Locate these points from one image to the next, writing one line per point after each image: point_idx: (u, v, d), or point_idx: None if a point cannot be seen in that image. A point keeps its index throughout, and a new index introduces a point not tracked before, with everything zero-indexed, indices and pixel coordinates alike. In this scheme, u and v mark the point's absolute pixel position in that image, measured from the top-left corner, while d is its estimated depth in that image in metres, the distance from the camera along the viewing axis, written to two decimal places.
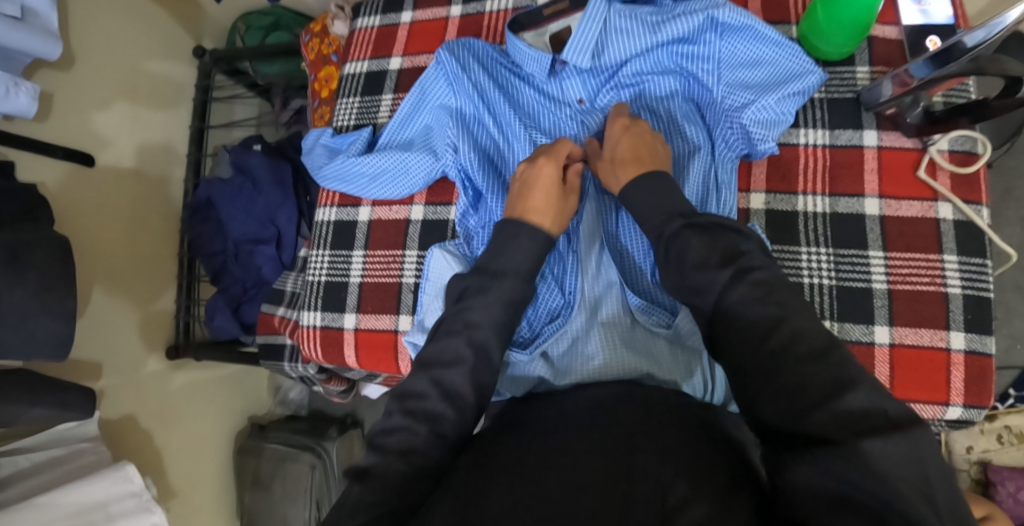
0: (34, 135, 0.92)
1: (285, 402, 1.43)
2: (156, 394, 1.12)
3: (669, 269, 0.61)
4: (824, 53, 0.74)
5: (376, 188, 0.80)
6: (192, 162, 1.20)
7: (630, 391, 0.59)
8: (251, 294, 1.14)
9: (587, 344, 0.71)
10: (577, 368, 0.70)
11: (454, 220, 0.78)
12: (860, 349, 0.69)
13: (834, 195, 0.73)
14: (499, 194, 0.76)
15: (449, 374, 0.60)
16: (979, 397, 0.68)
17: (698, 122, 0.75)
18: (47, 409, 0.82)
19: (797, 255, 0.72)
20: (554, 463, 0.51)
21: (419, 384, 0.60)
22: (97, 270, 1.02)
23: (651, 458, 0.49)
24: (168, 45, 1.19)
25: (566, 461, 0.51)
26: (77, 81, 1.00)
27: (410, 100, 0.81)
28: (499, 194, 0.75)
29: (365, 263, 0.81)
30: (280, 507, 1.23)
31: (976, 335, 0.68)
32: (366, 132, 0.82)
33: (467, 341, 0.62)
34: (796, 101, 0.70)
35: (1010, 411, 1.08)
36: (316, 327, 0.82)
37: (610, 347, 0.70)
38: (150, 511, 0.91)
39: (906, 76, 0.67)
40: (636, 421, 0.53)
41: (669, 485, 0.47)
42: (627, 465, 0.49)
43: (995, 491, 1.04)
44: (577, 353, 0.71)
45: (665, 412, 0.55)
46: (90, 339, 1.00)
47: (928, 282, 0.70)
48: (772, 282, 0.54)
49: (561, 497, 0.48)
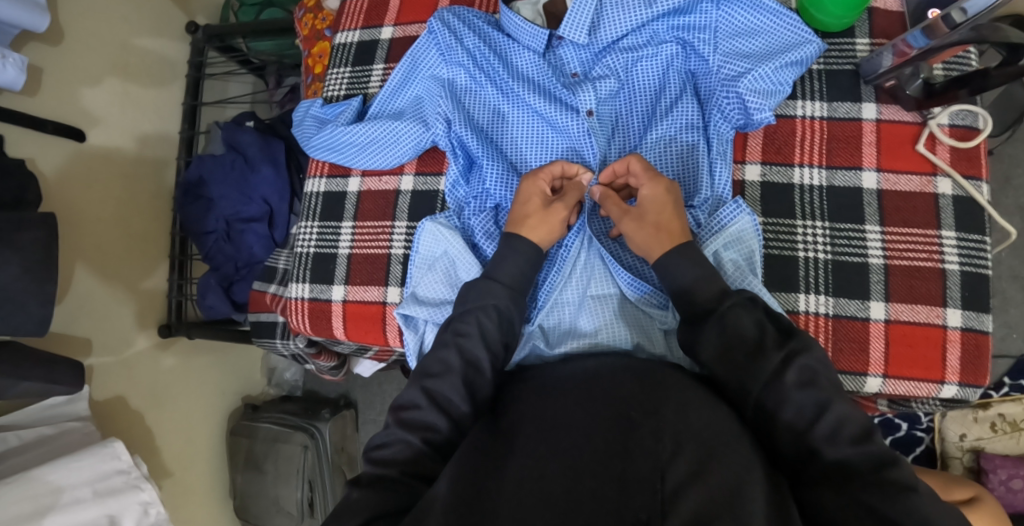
0: (22, 109, 0.91)
1: (280, 383, 1.42)
2: (146, 374, 1.11)
3: (689, 262, 0.61)
4: (823, 24, 0.72)
5: (366, 157, 0.79)
6: (185, 139, 1.19)
7: (619, 365, 0.58)
8: (243, 273, 1.13)
9: (582, 312, 0.70)
10: (569, 335, 0.70)
11: (444, 190, 0.77)
12: (854, 325, 0.68)
13: (832, 168, 0.71)
14: (495, 160, 0.73)
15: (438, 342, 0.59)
16: (974, 376, 0.67)
17: (694, 93, 0.73)
18: (34, 383, 0.81)
19: (793, 229, 0.71)
20: (543, 450, 0.50)
21: (422, 378, 0.61)
22: (87, 247, 1.01)
23: (650, 435, 0.49)
24: (161, 19, 1.17)
25: (553, 443, 0.50)
26: (66, 55, 0.98)
27: (401, 69, 0.80)
28: (495, 160, 0.73)
29: (354, 234, 0.80)
30: (272, 488, 1.23)
31: (973, 312, 0.67)
32: (356, 101, 0.81)
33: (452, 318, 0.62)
34: (795, 71, 0.69)
35: (1005, 400, 1.07)
36: (303, 299, 0.81)
37: (603, 318, 0.69)
38: (141, 489, 0.91)
39: (905, 47, 0.66)
40: (633, 394, 0.53)
41: (667, 465, 0.47)
42: (625, 444, 0.49)
43: (987, 478, 1.02)
44: (560, 318, 0.71)
45: (659, 384, 0.54)
46: (81, 316, 0.99)
47: (926, 258, 0.68)
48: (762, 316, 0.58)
49: (560, 482, 0.47)
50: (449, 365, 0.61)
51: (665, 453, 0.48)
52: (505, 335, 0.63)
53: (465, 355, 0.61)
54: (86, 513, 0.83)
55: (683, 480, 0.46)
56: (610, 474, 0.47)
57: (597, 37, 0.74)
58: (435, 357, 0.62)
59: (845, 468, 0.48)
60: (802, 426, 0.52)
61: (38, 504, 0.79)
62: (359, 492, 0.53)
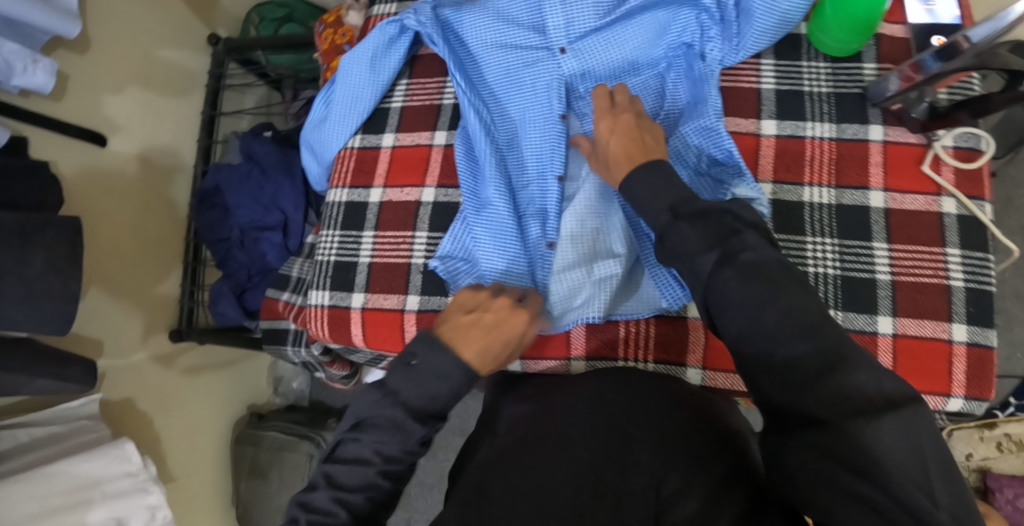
0: (48, 113, 0.93)
1: (285, 393, 1.42)
2: (154, 378, 1.12)
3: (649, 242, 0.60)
4: (830, 49, 0.76)
5: (358, 115, 0.85)
6: (203, 148, 1.22)
7: (606, 382, 0.58)
8: (255, 281, 1.15)
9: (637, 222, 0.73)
10: (616, 248, 0.72)
11: (438, 143, 0.83)
12: (862, 338, 0.70)
13: (840, 187, 0.74)
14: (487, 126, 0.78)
15: None
16: (980, 390, 0.69)
17: (685, 72, 0.75)
18: (48, 382, 0.82)
19: (803, 245, 0.73)
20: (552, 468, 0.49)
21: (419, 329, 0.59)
22: (102, 249, 1.02)
23: (645, 451, 0.50)
24: (183, 32, 1.20)
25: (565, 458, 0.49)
26: (92, 63, 1.01)
27: (390, 45, 0.83)
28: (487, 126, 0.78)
29: (375, 244, 0.81)
30: (276, 497, 1.22)
31: (978, 328, 0.69)
32: (348, 64, 0.83)
33: None
34: (771, 39, 0.74)
35: (1011, 419, 1.07)
36: (323, 307, 0.82)
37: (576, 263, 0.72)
38: (147, 492, 0.91)
39: (911, 72, 0.69)
40: (623, 408, 0.54)
41: (661, 477, 0.48)
42: (620, 457, 0.50)
43: (994, 498, 1.04)
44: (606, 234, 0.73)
45: (655, 397, 0.55)
46: (94, 319, 1.00)
47: (931, 274, 0.71)
48: (765, 266, 0.50)
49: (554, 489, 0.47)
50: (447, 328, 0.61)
51: (658, 467, 0.49)
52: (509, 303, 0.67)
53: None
54: (93, 515, 0.83)
55: (678, 489, 0.47)
56: (603, 492, 0.48)
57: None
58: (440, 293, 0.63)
59: (847, 389, 0.43)
60: (801, 345, 0.46)
61: (45, 504, 0.79)
62: None
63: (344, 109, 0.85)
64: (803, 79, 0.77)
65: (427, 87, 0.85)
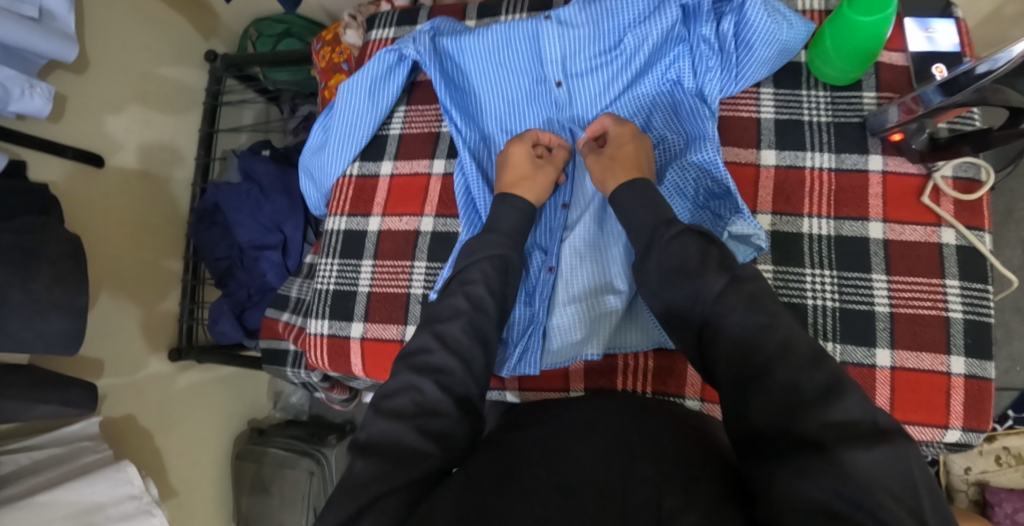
0: (46, 136, 0.93)
1: (286, 407, 1.42)
2: (155, 396, 1.12)
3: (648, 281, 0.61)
4: (830, 78, 0.75)
5: (356, 141, 0.85)
6: (201, 166, 1.21)
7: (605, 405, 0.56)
8: (255, 300, 1.15)
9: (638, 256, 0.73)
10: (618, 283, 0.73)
11: (435, 172, 0.83)
12: (860, 371, 0.70)
13: (839, 219, 0.74)
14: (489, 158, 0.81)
15: (450, 327, 0.60)
16: (978, 421, 0.69)
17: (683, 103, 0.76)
18: (50, 407, 0.82)
19: (802, 277, 0.73)
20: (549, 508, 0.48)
21: (410, 356, 0.58)
22: (102, 269, 1.02)
23: (650, 467, 0.46)
24: (181, 48, 1.20)
25: (561, 473, 0.47)
26: (90, 83, 1.00)
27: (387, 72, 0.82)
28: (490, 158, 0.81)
29: (374, 273, 0.81)
30: (278, 512, 1.22)
31: (976, 360, 0.69)
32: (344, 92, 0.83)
33: (446, 317, 0.61)
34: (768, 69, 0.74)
35: (1009, 433, 1.08)
36: (322, 335, 0.82)
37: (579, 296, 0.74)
38: (151, 514, 0.90)
39: (912, 104, 0.68)
40: (628, 430, 0.51)
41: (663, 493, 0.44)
42: (624, 474, 0.46)
43: (993, 512, 1.04)
44: (607, 261, 0.74)
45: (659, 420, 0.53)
46: (95, 340, 1.00)
47: (930, 305, 0.70)
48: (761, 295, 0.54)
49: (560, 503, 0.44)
50: (458, 307, 0.62)
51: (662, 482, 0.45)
52: (504, 280, 0.66)
53: (449, 339, 0.59)
54: None
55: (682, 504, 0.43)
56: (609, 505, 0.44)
57: (602, 34, 0.77)
58: (444, 303, 0.63)
59: (850, 442, 0.42)
60: (806, 391, 0.46)
61: None
62: (363, 462, 0.49)
63: (342, 136, 0.84)
64: (803, 108, 0.77)
65: (425, 115, 0.85)
